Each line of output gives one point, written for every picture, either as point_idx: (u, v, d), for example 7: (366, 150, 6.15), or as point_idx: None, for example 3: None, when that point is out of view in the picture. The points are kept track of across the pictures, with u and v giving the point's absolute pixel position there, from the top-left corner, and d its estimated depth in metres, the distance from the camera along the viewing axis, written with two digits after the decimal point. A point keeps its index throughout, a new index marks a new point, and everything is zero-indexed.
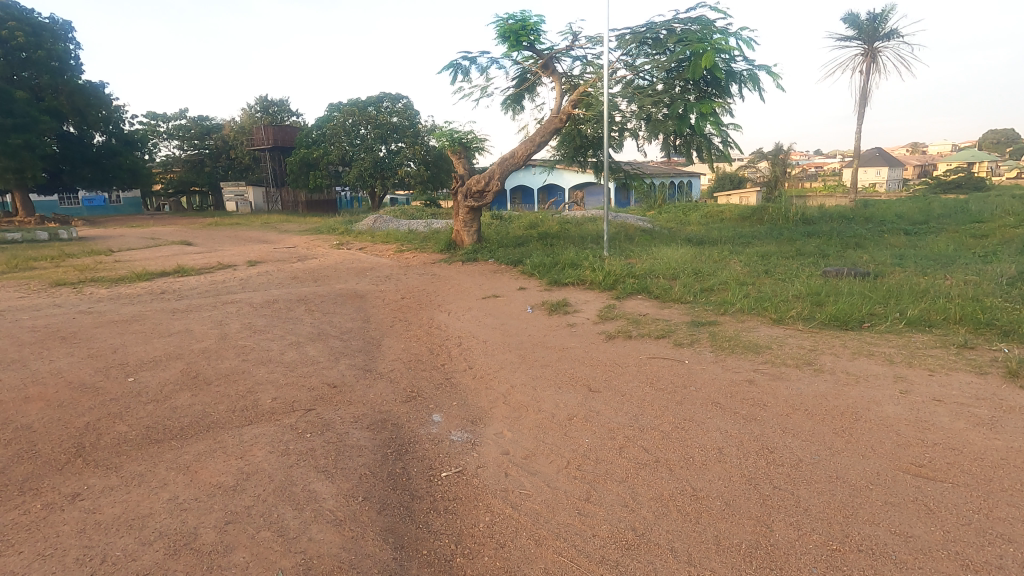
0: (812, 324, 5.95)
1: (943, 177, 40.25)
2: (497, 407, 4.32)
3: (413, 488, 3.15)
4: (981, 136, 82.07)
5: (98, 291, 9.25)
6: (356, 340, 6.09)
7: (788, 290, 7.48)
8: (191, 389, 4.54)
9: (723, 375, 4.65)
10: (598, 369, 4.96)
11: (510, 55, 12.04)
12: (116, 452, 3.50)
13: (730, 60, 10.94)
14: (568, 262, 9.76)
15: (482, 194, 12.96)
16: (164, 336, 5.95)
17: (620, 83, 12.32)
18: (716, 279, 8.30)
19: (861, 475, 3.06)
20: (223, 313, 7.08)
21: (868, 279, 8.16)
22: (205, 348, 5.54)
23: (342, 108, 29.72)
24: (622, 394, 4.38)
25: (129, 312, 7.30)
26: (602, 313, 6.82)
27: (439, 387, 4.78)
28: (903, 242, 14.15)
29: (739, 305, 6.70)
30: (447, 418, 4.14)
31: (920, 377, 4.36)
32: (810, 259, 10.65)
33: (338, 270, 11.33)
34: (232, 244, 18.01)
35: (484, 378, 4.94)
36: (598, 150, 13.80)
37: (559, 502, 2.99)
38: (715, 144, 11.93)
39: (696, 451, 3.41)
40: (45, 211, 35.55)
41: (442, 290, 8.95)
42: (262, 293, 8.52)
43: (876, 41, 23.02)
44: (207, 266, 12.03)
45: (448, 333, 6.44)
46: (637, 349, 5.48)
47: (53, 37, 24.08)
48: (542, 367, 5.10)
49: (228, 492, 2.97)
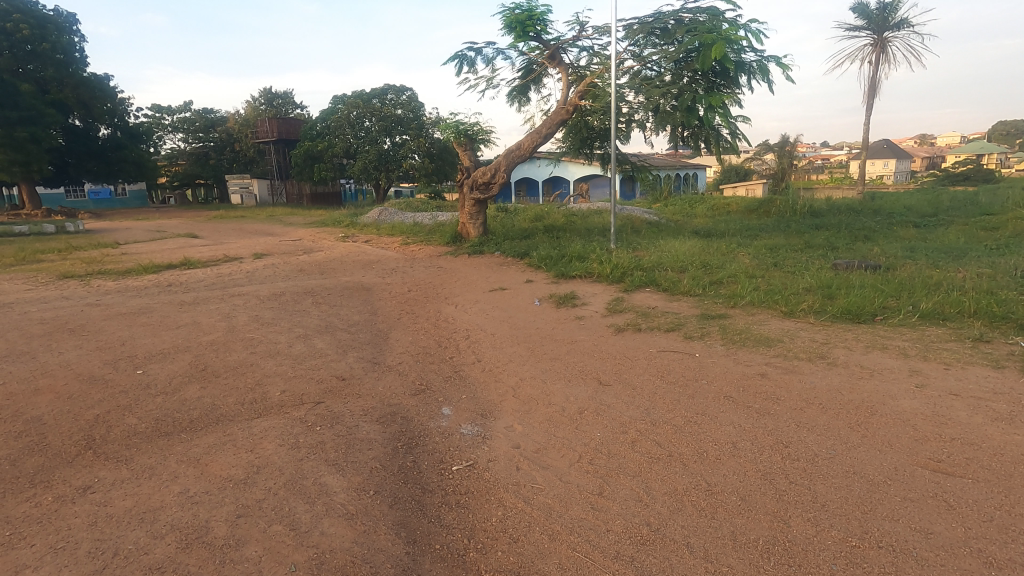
0: (824, 317, 5.89)
1: (953, 170, 39.75)
2: (507, 400, 4.29)
3: (424, 482, 3.12)
4: (990, 130, 81.27)
5: (106, 283, 9.29)
6: (364, 333, 6.08)
7: (798, 284, 7.40)
8: (200, 381, 4.54)
9: (735, 369, 4.61)
10: (608, 363, 4.93)
11: (516, 45, 11.94)
12: (126, 445, 3.49)
13: (739, 51, 10.81)
14: (575, 254, 9.70)
15: (489, 186, 12.83)
16: (172, 329, 5.93)
17: (627, 74, 12.23)
18: (725, 271, 8.24)
19: (879, 471, 3.02)
20: (230, 305, 7.06)
21: (880, 272, 8.07)
22: (213, 341, 5.53)
23: (345, 100, 29.55)
24: (633, 387, 4.35)
25: (136, 305, 7.29)
26: (611, 306, 6.77)
27: (448, 380, 4.76)
28: (913, 234, 14.01)
29: (749, 297, 6.65)
30: (457, 411, 4.12)
31: (936, 372, 4.29)
32: (820, 252, 10.56)
33: (344, 263, 11.31)
34: (237, 236, 18.01)
35: (493, 372, 4.91)
36: (605, 141, 13.70)
37: (572, 496, 2.96)
38: (724, 136, 11.83)
39: (709, 445, 3.37)
40: (52, 204, 35.70)
41: (448, 283, 8.93)
42: (268, 286, 8.50)
43: (886, 30, 22.73)
44: (213, 258, 12.02)
45: (456, 326, 6.41)
46: (647, 342, 5.43)
47: (58, 29, 24.10)
48: (551, 360, 5.07)
49: (238, 486, 2.95)
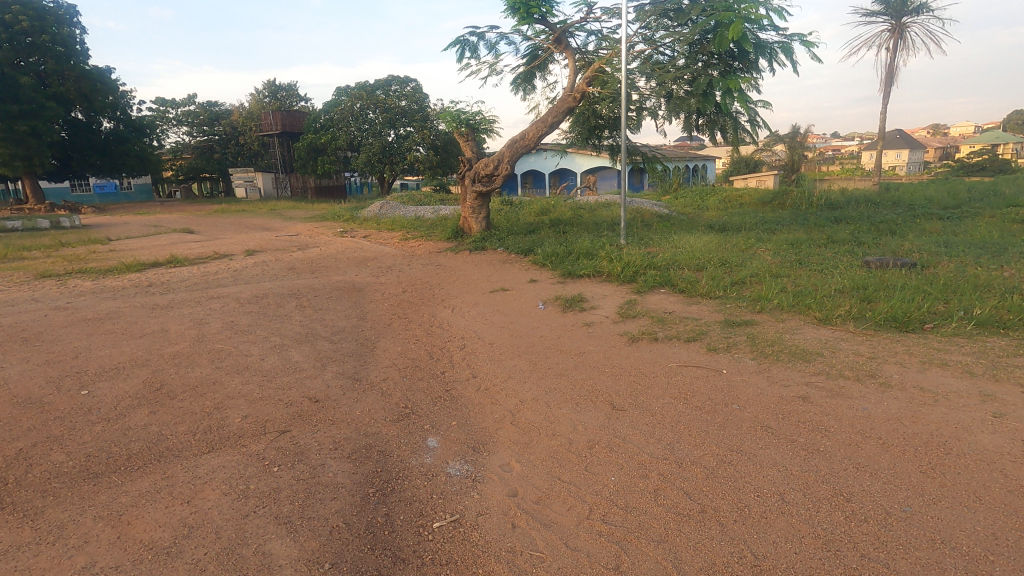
0: (865, 324, 5.20)
1: (968, 160, 38.69)
2: (504, 429, 3.67)
3: (397, 546, 2.51)
4: (1006, 119, 79.53)
5: (84, 283, 8.74)
6: (348, 342, 5.45)
7: (829, 284, 6.72)
8: (151, 405, 3.93)
9: (771, 391, 3.95)
10: (622, 381, 4.27)
11: (520, 28, 11.23)
12: (40, 491, 2.90)
13: (759, 31, 10.05)
14: (583, 251, 9.04)
15: (491, 178, 12.21)
16: (134, 338, 5.34)
17: (638, 58, 11.50)
18: (747, 270, 7.58)
19: (974, 540, 2.36)
20: (205, 310, 6.45)
21: (916, 271, 7.38)
22: (175, 353, 4.92)
23: (350, 92, 28.80)
24: (652, 414, 3.70)
25: (105, 309, 6.71)
26: (622, 310, 6.11)
27: (437, 403, 4.12)
28: (939, 227, 13.26)
29: (777, 301, 5.96)
30: (444, 443, 3.50)
31: (1015, 397, 3.59)
32: (845, 248, 9.85)
33: (338, 260, 10.67)
34: (233, 232, 17.44)
35: (489, 391, 4.27)
36: (615, 131, 12.96)
37: (581, 572, 2.33)
38: (742, 123, 11.09)
39: (752, 498, 2.72)
40: (56, 198, 35.39)
41: (446, 283, 8.28)
42: (252, 287, 7.90)
43: (904, 16, 21.77)
44: (202, 256, 11.46)
45: (451, 333, 5.77)
46: (665, 355, 4.77)
47: (57, 21, 23.42)
48: (557, 377, 4.42)
49: (158, 559, 2.35)
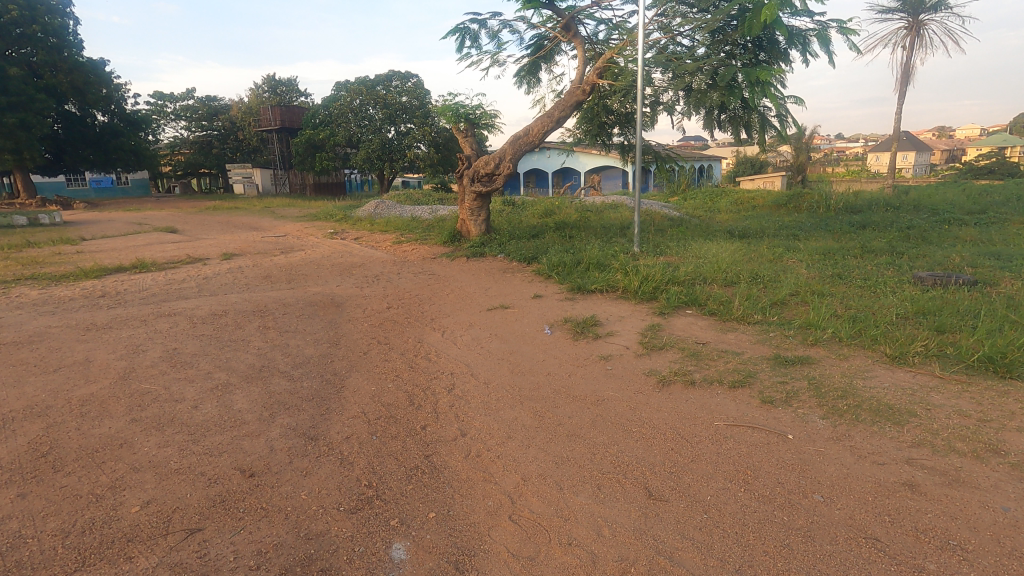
0: (953, 367, 4.15)
1: (976, 163, 37.43)
2: (499, 529, 2.64)
3: None
4: (1009, 122, 78.52)
5: (29, 293, 7.69)
6: (311, 379, 4.43)
7: (889, 307, 5.69)
8: (24, 484, 2.91)
9: (863, 472, 2.91)
10: (657, 449, 3.24)
11: (525, 12, 10.16)
12: None
13: (791, 17, 8.98)
14: (593, 261, 7.99)
15: (492, 178, 11.18)
16: (45, 374, 4.31)
17: (654, 49, 10.43)
18: (785, 287, 6.56)
19: None
20: (147, 332, 5.42)
21: (978, 291, 6.36)
22: (88, 398, 3.89)
23: (349, 87, 27.82)
24: (706, 509, 2.67)
25: (33, 329, 5.65)
26: (645, 339, 5.05)
27: (412, 477, 3.09)
28: (975, 235, 12.19)
29: (834, 331, 4.93)
30: (417, 554, 2.47)
31: None
32: (886, 259, 8.81)
33: (320, 267, 9.63)
34: (218, 231, 16.41)
35: (481, 461, 3.24)
36: (626, 128, 11.92)
37: None
38: (769, 121, 10.04)
39: None
40: (48, 193, 34.30)
41: (439, 297, 7.24)
42: (214, 301, 6.87)
43: (922, 13, 20.61)
44: (176, 259, 10.44)
45: (438, 367, 4.74)
46: (707, 408, 3.72)
47: (50, 11, 22.31)
48: (570, 441, 3.39)
49: None
